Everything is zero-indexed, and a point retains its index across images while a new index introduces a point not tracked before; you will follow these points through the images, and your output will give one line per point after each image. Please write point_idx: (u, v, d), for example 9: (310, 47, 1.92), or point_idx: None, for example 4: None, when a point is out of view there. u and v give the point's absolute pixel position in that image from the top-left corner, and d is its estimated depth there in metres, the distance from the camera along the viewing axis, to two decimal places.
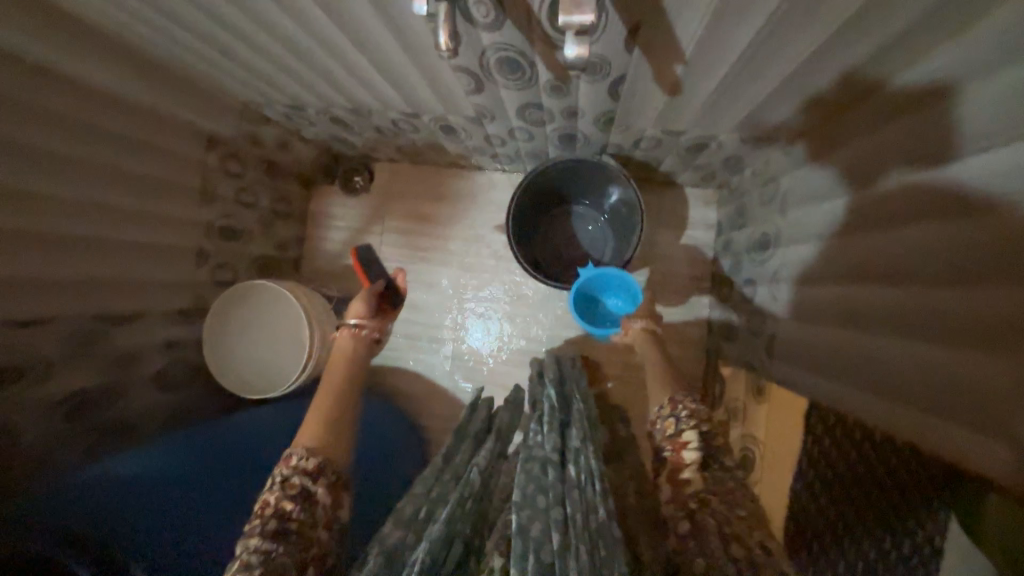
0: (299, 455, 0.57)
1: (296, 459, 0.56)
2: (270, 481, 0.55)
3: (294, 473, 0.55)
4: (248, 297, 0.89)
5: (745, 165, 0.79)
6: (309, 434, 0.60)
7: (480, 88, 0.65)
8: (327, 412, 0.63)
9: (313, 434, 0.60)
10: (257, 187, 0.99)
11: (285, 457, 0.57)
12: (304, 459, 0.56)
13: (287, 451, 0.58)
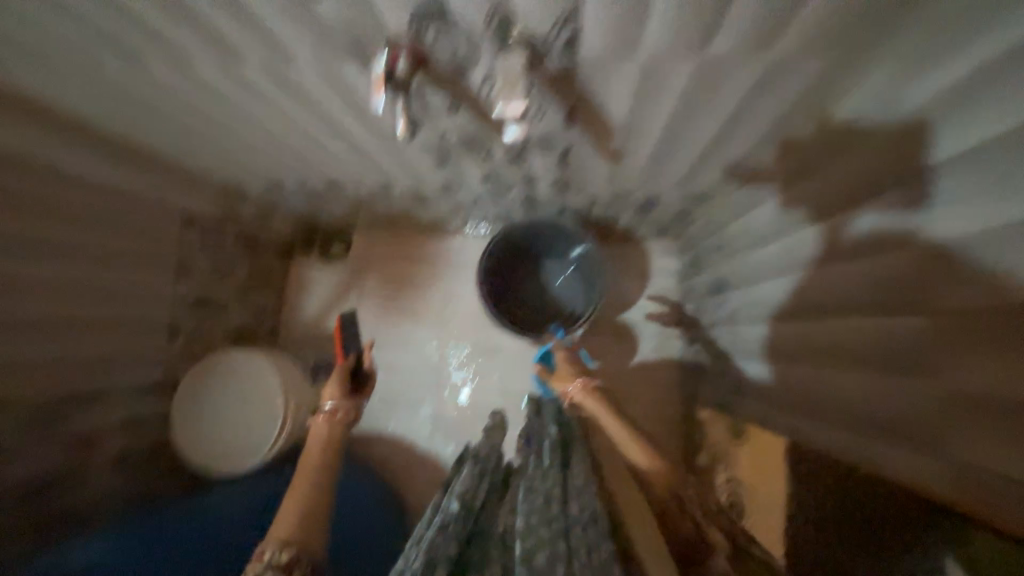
0: (270, 553, 0.49)
1: (266, 555, 0.49)
2: None
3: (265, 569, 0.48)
4: (235, 376, 0.89)
5: (692, 217, 0.86)
6: (280, 530, 0.52)
7: (438, 162, 0.72)
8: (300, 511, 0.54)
9: (285, 528, 0.52)
10: (232, 260, 1.01)
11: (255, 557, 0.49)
12: (277, 555, 0.49)
13: (257, 551, 0.50)
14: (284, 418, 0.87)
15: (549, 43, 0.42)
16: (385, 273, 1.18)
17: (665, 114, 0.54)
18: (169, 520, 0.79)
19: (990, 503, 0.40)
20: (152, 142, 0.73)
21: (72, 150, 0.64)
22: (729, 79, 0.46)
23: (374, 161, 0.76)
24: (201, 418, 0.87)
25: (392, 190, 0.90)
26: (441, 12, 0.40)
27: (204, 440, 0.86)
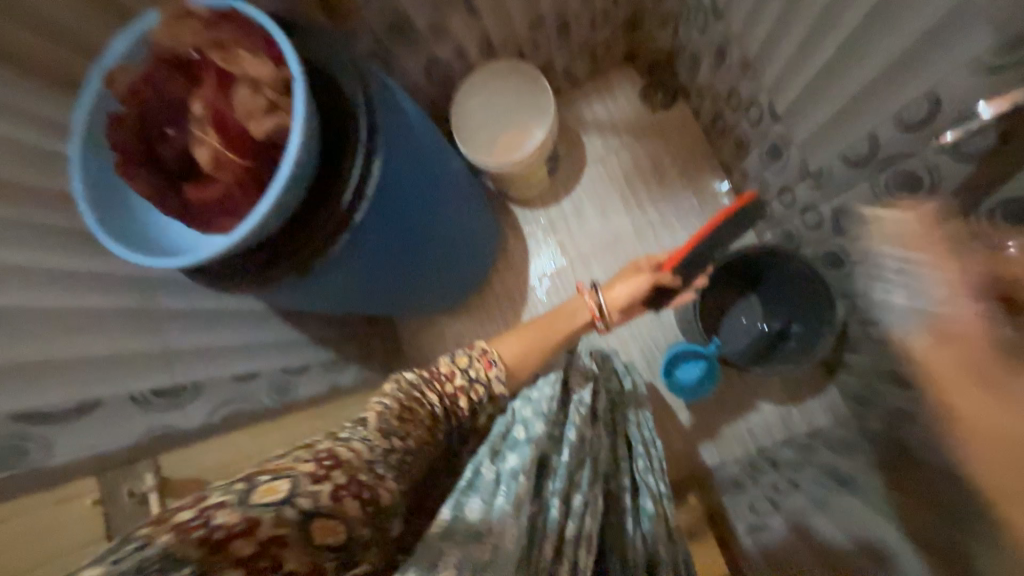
0: (497, 371, 0.63)
1: (495, 368, 0.63)
2: (465, 363, 0.61)
3: (484, 381, 0.62)
4: (517, 94, 1.03)
5: (904, 426, 0.78)
6: (509, 356, 0.65)
7: (855, 154, 0.65)
8: (529, 361, 0.66)
9: (511, 355, 0.65)
10: (609, 21, 1.02)
11: (487, 359, 0.63)
12: (496, 378, 0.63)
13: (486, 348, 0.64)
14: (512, 161, 0.98)
15: None
16: (655, 156, 1.14)
17: None
18: (451, 157, 0.84)
19: None
20: None
21: None
22: None
23: (808, 91, 0.69)
24: (473, 100, 1.01)
25: (769, 120, 0.83)
26: None
27: (462, 115, 1.01)
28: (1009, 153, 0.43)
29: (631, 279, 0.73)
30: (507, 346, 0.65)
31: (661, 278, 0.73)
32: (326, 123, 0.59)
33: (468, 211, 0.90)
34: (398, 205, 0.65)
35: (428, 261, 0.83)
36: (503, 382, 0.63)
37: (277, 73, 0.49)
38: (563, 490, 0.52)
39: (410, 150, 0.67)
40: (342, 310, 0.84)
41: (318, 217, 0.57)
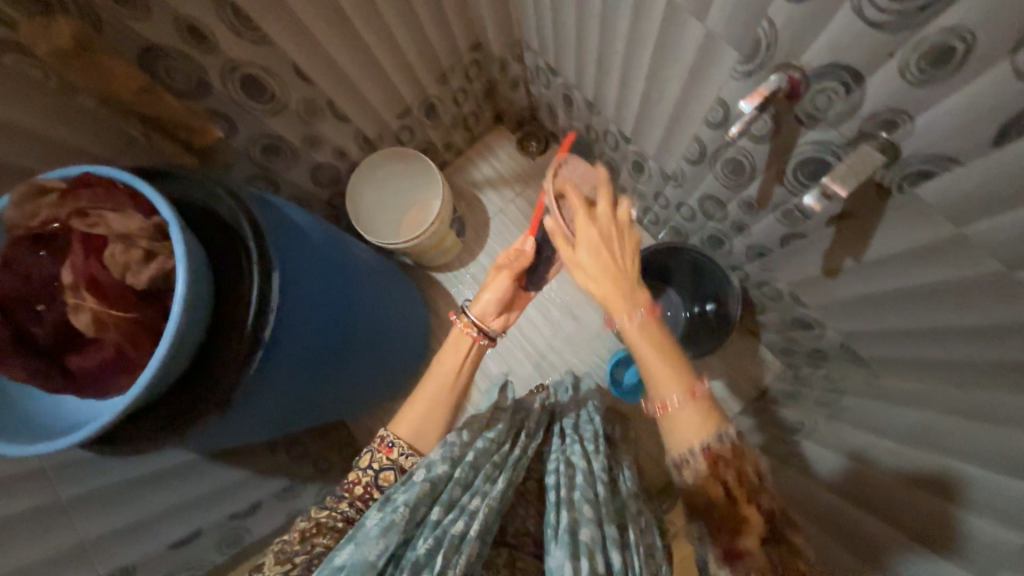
0: (401, 449, 0.61)
1: (399, 451, 0.61)
2: (367, 460, 0.60)
3: (390, 466, 0.60)
4: (408, 174, 1.08)
5: (824, 364, 0.87)
6: (409, 430, 0.63)
7: (693, 155, 0.77)
8: (432, 425, 0.64)
9: (412, 430, 0.63)
10: (470, 95, 1.13)
11: (387, 446, 0.61)
12: (405, 454, 0.61)
13: (388, 441, 0.61)
14: (413, 238, 1.03)
15: (900, 164, 0.46)
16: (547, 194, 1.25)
17: (907, 283, 0.57)
18: (352, 241, 0.87)
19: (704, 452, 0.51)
20: None
21: None
22: (991, 306, 0.48)
23: (644, 115, 0.81)
24: (367, 187, 1.07)
25: (625, 143, 0.95)
26: (853, 79, 0.44)
27: (359, 204, 1.07)
28: (787, 132, 0.54)
29: (492, 283, 0.70)
30: (405, 423, 0.63)
31: (516, 267, 0.69)
32: (213, 251, 0.59)
33: (385, 286, 0.91)
34: (307, 308, 0.65)
35: (360, 346, 0.83)
36: (414, 454, 0.61)
37: (148, 223, 0.49)
38: (442, 523, 0.49)
39: (306, 249, 0.69)
40: (283, 432, 0.81)
41: (222, 350, 0.56)
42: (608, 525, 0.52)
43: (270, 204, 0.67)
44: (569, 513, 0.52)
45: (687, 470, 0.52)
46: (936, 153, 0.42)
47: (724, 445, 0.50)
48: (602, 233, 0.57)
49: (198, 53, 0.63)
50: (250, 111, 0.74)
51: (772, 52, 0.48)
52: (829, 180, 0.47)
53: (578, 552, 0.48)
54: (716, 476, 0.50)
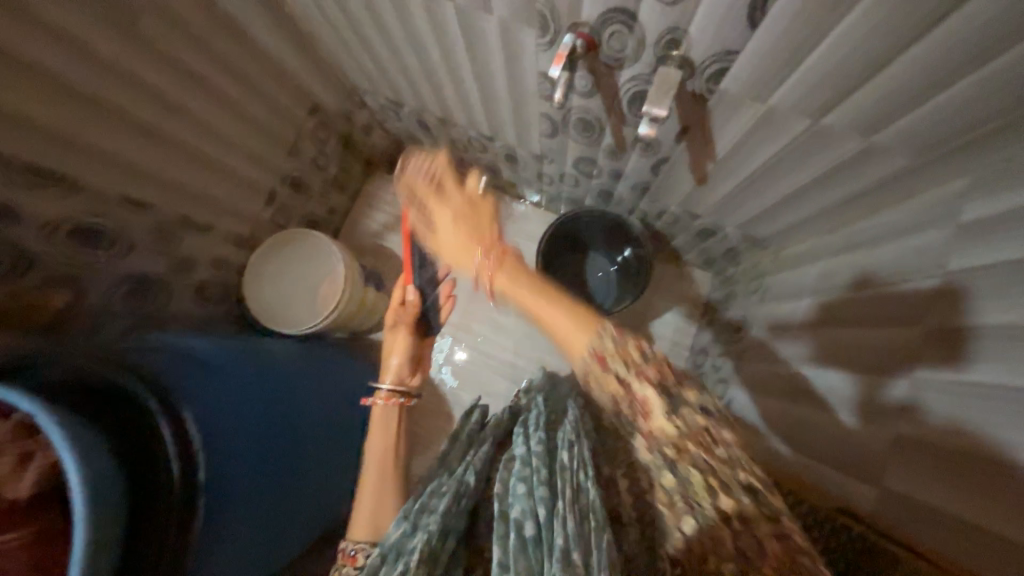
0: (362, 549, 0.57)
1: (360, 552, 0.57)
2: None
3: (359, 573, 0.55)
4: (296, 254, 1.03)
5: (739, 259, 0.95)
6: (366, 527, 0.59)
7: (548, 130, 0.81)
8: (386, 501, 0.61)
9: (369, 524, 0.59)
10: (330, 156, 1.12)
11: (348, 557, 0.57)
12: (362, 550, 0.57)
13: (347, 551, 0.57)
14: (329, 314, 0.98)
15: (698, 71, 0.51)
16: None
17: (756, 166, 0.63)
18: (262, 342, 0.81)
19: (540, 309, 0.51)
20: (316, 31, 0.83)
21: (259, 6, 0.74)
22: (819, 157, 0.55)
23: (491, 112, 0.84)
24: (262, 287, 1.01)
25: (490, 142, 0.98)
26: (628, 16, 0.48)
27: (261, 306, 1.01)
28: (605, 79, 0.59)
29: (392, 346, 0.75)
30: (360, 525, 0.59)
31: (409, 319, 0.75)
32: (103, 419, 0.53)
33: (316, 369, 0.87)
34: (238, 432, 0.61)
35: (316, 441, 0.78)
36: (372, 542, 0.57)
37: (8, 423, 0.43)
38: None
39: (212, 372, 0.63)
40: (272, 565, 0.75)
41: (156, 518, 0.51)
42: (536, 490, 0.47)
43: (156, 343, 0.62)
44: (497, 502, 0.48)
45: (594, 376, 0.47)
46: (719, 48, 0.47)
47: (608, 341, 0.45)
48: (458, 208, 0.62)
49: (2, 227, 0.57)
50: (95, 262, 0.68)
51: (557, 18, 0.52)
52: (648, 104, 0.51)
53: (506, 529, 0.46)
54: (612, 371, 0.45)
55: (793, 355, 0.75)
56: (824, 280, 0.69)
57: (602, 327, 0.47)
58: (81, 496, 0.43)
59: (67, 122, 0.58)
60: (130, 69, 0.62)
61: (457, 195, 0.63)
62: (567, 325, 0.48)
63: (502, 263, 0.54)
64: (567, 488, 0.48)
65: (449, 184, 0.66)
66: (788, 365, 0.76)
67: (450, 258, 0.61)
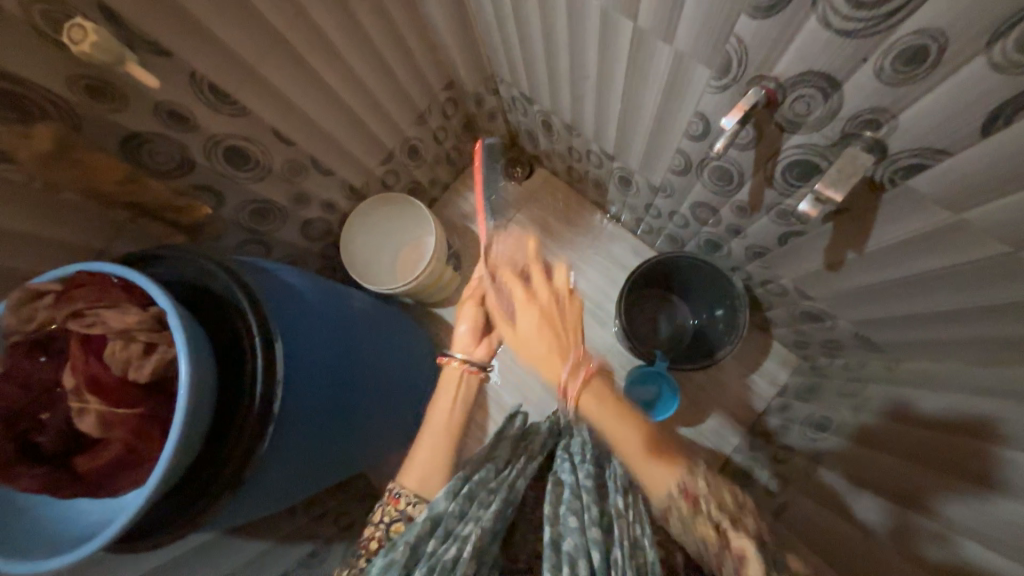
0: (407, 498, 0.59)
1: (404, 502, 0.58)
2: (378, 515, 0.59)
3: (399, 517, 0.58)
4: (395, 214, 1.08)
5: (841, 354, 0.86)
6: (414, 478, 0.61)
7: (678, 166, 0.77)
8: (437, 462, 0.62)
9: (418, 478, 0.61)
10: (449, 132, 1.14)
11: (394, 498, 0.59)
12: (409, 504, 0.58)
13: (395, 492, 0.60)
14: (411, 281, 1.02)
15: (890, 158, 0.46)
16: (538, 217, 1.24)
17: (913, 269, 0.56)
18: (348, 291, 0.86)
19: (622, 443, 0.53)
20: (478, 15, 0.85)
21: None
22: (1002, 286, 0.47)
23: (624, 133, 0.82)
24: (357, 237, 1.07)
25: (608, 160, 0.96)
26: (829, 84, 0.44)
27: (353, 254, 1.07)
28: (769, 138, 0.55)
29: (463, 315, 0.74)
30: (412, 475, 0.61)
31: (477, 292, 0.72)
32: (210, 329, 0.58)
33: (385, 329, 0.91)
34: (314, 372, 0.65)
35: (373, 398, 0.82)
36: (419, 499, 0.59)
37: (146, 314, 0.49)
38: (437, 553, 0.48)
39: (304, 310, 0.68)
40: (301, 497, 0.79)
41: (230, 432, 0.55)
42: (591, 529, 0.48)
43: (266, 269, 0.67)
44: (550, 528, 0.49)
45: (676, 519, 0.48)
46: (930, 143, 0.41)
47: (701, 483, 0.48)
48: (544, 309, 0.62)
49: (178, 134, 0.63)
50: (235, 181, 0.75)
51: (744, 66, 0.48)
52: (822, 184, 0.48)
53: (559, 562, 0.46)
54: (703, 518, 0.45)
55: (885, 482, 0.67)
56: (952, 418, 0.60)
57: (693, 479, 0.48)
58: (182, 402, 0.46)
59: (253, 55, 0.63)
60: (315, 20, 0.67)
61: (544, 288, 0.63)
62: (658, 464, 0.50)
63: (594, 384, 0.56)
64: (625, 537, 0.48)
65: (536, 274, 0.64)
66: (874, 492, 0.68)
67: (537, 363, 0.60)
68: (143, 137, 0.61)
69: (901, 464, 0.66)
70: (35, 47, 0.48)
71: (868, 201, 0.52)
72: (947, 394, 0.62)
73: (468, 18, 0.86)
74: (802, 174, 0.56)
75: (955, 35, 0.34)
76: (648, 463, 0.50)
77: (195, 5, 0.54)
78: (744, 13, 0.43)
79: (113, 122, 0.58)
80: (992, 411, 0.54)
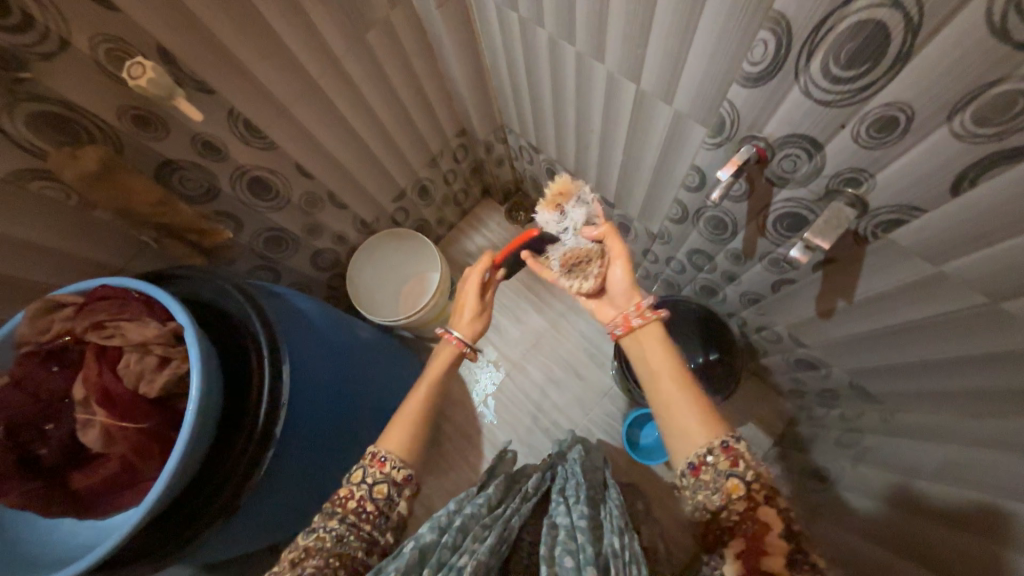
0: (392, 461, 0.57)
1: (390, 465, 0.56)
2: (358, 476, 0.56)
3: (384, 479, 0.56)
4: (402, 249, 1.12)
5: (837, 404, 0.87)
6: (398, 442, 0.59)
7: (676, 214, 0.82)
8: (421, 433, 0.61)
9: (401, 440, 0.59)
10: (458, 175, 1.20)
11: (377, 460, 0.57)
12: (397, 469, 0.56)
13: (378, 454, 0.57)
14: (414, 314, 1.03)
15: (871, 213, 0.50)
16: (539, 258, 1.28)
17: (900, 318, 0.59)
18: (353, 321, 0.87)
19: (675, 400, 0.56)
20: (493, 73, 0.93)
21: (461, 44, 0.85)
22: (985, 336, 0.50)
23: (625, 183, 0.87)
24: (363, 269, 1.09)
25: (609, 207, 1.01)
26: (812, 145, 0.49)
27: (358, 286, 1.09)
28: (760, 191, 0.59)
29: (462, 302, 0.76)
30: (395, 437, 0.59)
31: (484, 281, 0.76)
32: (221, 349, 0.59)
33: (387, 361, 0.91)
34: (317, 397, 0.65)
35: (369, 431, 0.81)
36: (404, 464, 0.57)
37: (163, 329, 0.50)
38: None
39: (312, 335, 0.69)
40: (287, 534, 0.76)
41: (229, 454, 0.55)
42: (587, 567, 0.46)
43: (279, 294, 0.69)
44: (546, 569, 0.47)
45: (707, 472, 0.51)
46: (908, 199, 0.45)
47: (742, 446, 0.50)
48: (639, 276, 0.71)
49: (209, 164, 0.67)
50: (255, 209, 0.78)
51: (737, 127, 0.54)
52: (810, 234, 0.51)
53: None
54: (740, 476, 0.49)
55: (888, 536, 0.66)
56: (949, 468, 0.60)
57: (731, 437, 0.51)
58: (189, 418, 0.47)
59: (287, 97, 0.69)
60: (346, 68, 0.73)
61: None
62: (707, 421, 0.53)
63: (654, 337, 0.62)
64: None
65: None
66: (878, 546, 0.66)
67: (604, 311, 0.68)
68: (176, 165, 0.65)
69: (903, 516, 0.65)
70: (94, 80, 0.53)
71: (855, 252, 0.56)
72: (943, 444, 0.63)
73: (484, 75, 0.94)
74: (793, 225, 0.60)
75: (920, 108, 0.39)
76: (692, 423, 0.53)
77: (241, 50, 0.60)
78: (735, 82, 0.49)
79: (151, 149, 0.62)
80: (986, 460, 0.55)
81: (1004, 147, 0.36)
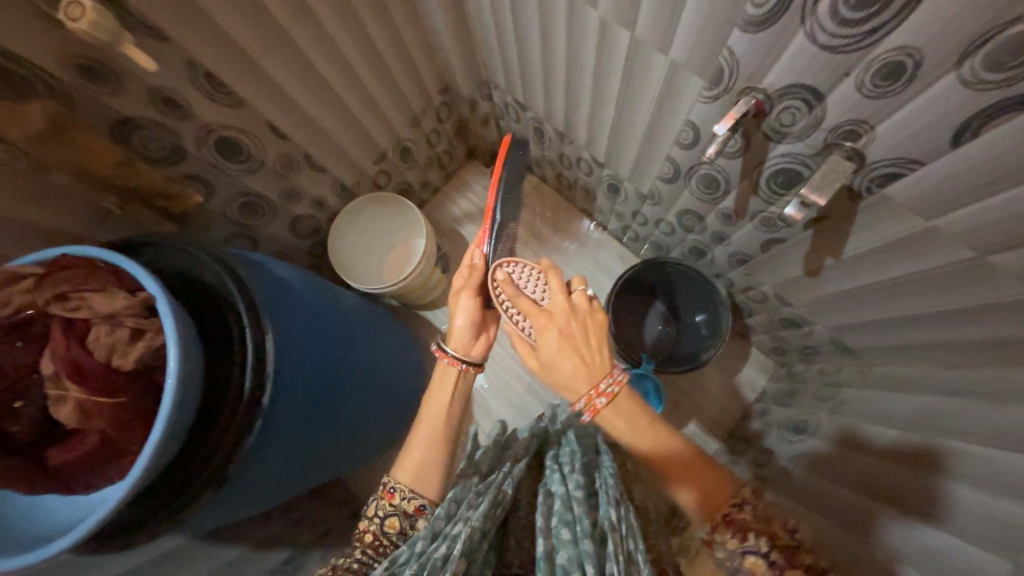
0: (402, 493, 0.57)
1: (399, 498, 0.57)
2: (372, 510, 0.57)
3: (395, 512, 0.56)
4: (385, 213, 1.08)
5: (818, 360, 0.90)
6: (409, 472, 0.58)
7: (667, 173, 0.80)
8: (432, 459, 0.60)
9: (412, 470, 0.59)
10: (441, 135, 1.15)
11: (387, 493, 0.57)
12: (407, 500, 0.57)
13: (389, 486, 0.58)
14: (399, 281, 1.01)
15: (867, 167, 0.49)
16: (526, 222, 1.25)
17: (885, 274, 0.60)
18: (339, 288, 0.85)
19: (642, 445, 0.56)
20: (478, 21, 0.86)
21: None
22: (965, 289, 0.51)
23: (614, 141, 0.85)
24: (347, 236, 1.06)
25: (599, 167, 0.98)
26: (813, 97, 0.47)
27: (342, 253, 1.06)
28: (757, 146, 0.58)
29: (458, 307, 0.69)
30: (407, 468, 0.59)
31: (476, 283, 0.69)
32: (199, 321, 0.57)
33: (374, 328, 0.90)
34: (304, 366, 0.64)
35: (361, 399, 0.81)
36: (414, 495, 0.57)
37: (134, 299, 0.47)
38: (426, 552, 0.48)
39: (295, 303, 0.67)
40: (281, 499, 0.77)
41: (214, 428, 0.53)
42: (583, 541, 0.48)
43: (257, 262, 0.66)
44: (544, 541, 0.49)
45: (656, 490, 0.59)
46: (907, 153, 0.45)
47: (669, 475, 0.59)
48: (563, 327, 0.61)
49: (171, 120, 0.62)
50: (227, 172, 0.74)
51: (736, 77, 0.51)
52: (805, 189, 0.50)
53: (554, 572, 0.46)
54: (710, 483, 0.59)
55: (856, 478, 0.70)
56: (920, 416, 0.63)
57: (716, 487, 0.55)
58: (171, 394, 0.45)
59: (255, 47, 0.63)
60: (318, 16, 0.67)
61: (560, 302, 0.63)
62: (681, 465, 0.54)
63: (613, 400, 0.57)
64: (619, 552, 0.48)
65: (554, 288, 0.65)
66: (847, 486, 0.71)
67: (559, 381, 0.61)
68: (136, 123, 0.60)
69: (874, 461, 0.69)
70: (32, 24, 0.47)
71: (847, 209, 0.56)
72: (915, 395, 0.66)
73: (469, 23, 0.87)
74: (788, 182, 0.59)
75: (929, 52, 0.37)
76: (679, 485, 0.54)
77: None
78: (736, 28, 0.46)
79: (105, 105, 0.56)
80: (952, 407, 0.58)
81: (1011, 97, 0.35)
